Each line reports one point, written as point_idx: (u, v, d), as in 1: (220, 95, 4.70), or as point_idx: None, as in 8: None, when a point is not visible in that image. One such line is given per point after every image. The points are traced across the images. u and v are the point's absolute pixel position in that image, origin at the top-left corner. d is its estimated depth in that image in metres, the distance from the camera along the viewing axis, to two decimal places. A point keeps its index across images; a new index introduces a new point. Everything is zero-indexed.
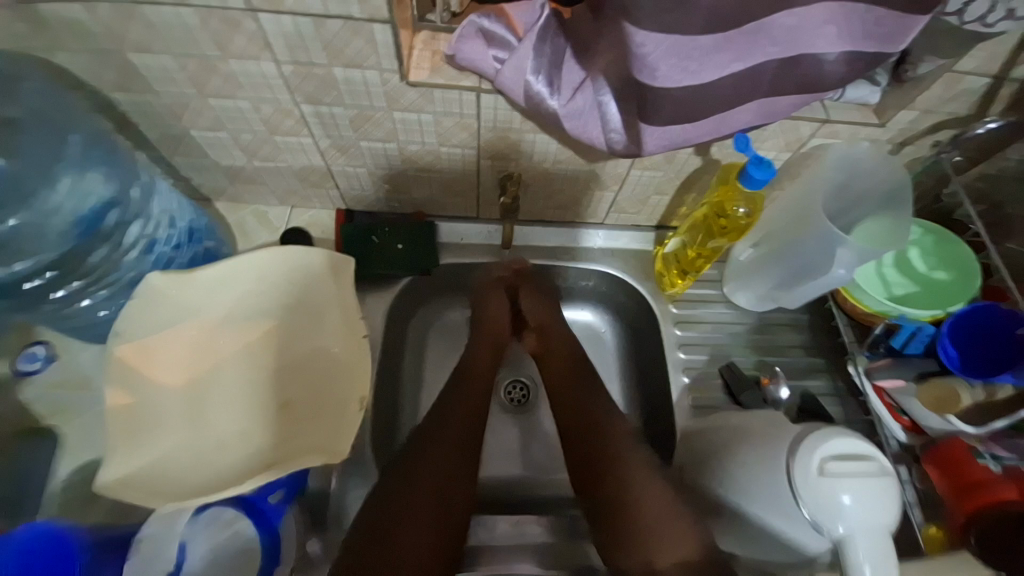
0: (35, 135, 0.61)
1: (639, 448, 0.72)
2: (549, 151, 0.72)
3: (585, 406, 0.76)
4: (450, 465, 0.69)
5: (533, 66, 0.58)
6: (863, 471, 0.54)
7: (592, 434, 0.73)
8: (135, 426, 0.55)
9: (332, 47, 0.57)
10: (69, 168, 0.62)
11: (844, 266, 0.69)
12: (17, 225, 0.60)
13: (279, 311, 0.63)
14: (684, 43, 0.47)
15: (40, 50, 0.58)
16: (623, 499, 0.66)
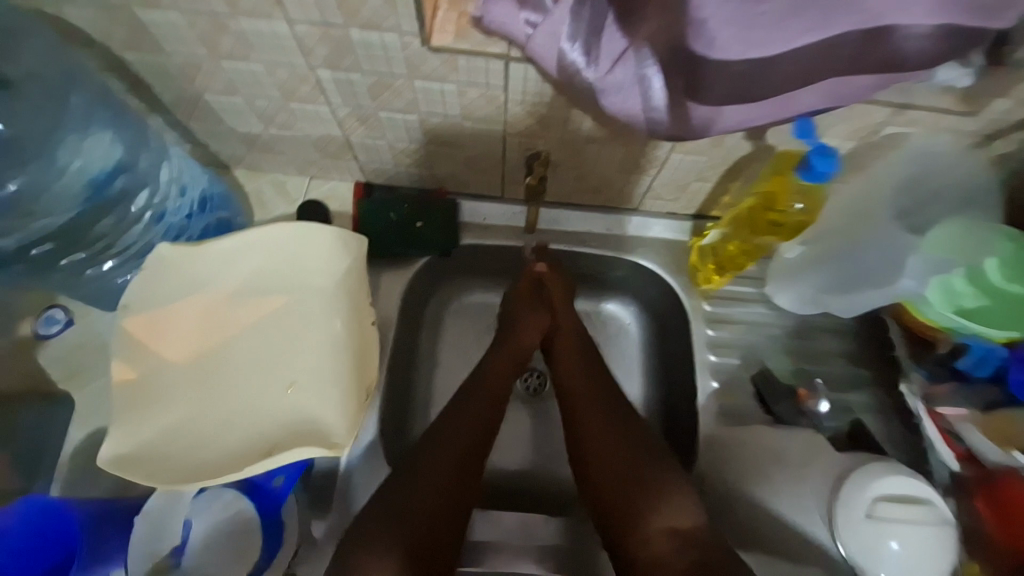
0: (36, 93, 0.58)
1: (650, 447, 0.68)
2: (582, 130, 0.66)
3: (594, 414, 0.72)
4: (460, 456, 0.68)
5: (570, 32, 0.51)
6: (915, 517, 0.52)
7: (605, 438, 0.70)
8: (142, 401, 0.55)
9: (347, 5, 0.51)
10: (72, 129, 0.61)
11: (913, 275, 0.64)
12: (18, 189, 0.59)
13: (288, 290, 0.61)
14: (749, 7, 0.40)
15: (48, 4, 0.55)
16: (628, 508, 0.63)
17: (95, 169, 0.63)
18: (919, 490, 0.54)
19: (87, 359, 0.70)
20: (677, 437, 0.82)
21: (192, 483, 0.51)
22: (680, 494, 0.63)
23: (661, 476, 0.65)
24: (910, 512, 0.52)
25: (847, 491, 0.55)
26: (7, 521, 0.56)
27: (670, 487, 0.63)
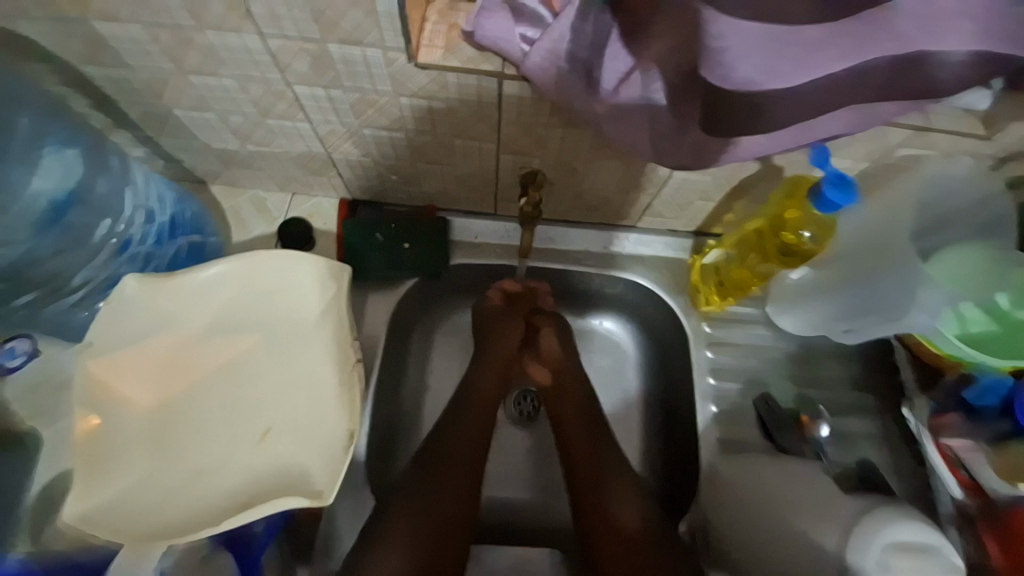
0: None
1: (614, 457, 0.72)
2: (579, 149, 0.62)
3: (589, 435, 0.74)
4: (461, 487, 0.67)
5: (569, 48, 0.47)
6: (926, 567, 0.49)
7: (606, 464, 0.71)
8: (104, 452, 0.50)
9: (324, 19, 0.47)
10: (16, 158, 0.57)
11: (927, 312, 0.59)
12: None
13: (268, 326, 0.56)
14: (781, 34, 0.36)
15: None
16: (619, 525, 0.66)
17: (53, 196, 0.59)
18: (923, 535, 0.51)
19: (52, 393, 0.65)
20: (675, 462, 0.79)
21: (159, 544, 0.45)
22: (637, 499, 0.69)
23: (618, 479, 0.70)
24: (920, 561, 0.49)
25: (854, 539, 0.53)
26: None
27: (625, 489, 0.69)
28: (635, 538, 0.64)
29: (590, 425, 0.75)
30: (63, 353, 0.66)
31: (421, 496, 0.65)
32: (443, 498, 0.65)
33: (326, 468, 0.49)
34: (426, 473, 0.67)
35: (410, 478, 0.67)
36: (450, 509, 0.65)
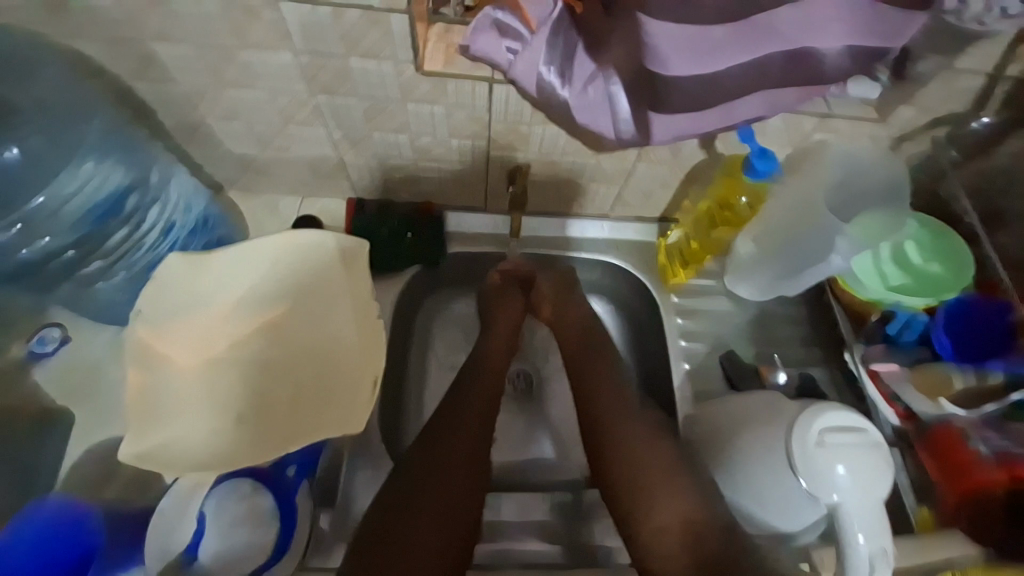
0: (60, 115, 0.63)
1: (680, 471, 0.67)
2: (556, 143, 0.74)
3: (637, 442, 0.70)
4: (472, 449, 0.71)
5: (546, 57, 0.58)
6: (856, 442, 0.57)
7: (624, 423, 0.73)
8: (152, 406, 0.57)
9: (349, 38, 0.58)
10: (87, 153, 0.66)
11: (841, 254, 0.74)
12: (43, 201, 0.65)
13: (292, 296, 0.63)
14: (695, 34, 0.52)
15: (60, 36, 0.58)
16: (633, 464, 0.69)
17: (94, 198, 0.67)
18: (853, 418, 0.59)
19: (88, 375, 0.72)
20: None
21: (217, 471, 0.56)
22: (705, 522, 0.62)
23: (678, 499, 0.64)
24: (849, 437, 0.57)
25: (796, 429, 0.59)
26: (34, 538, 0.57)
27: (692, 513, 0.63)
28: (666, 470, 0.67)
29: (627, 422, 0.73)
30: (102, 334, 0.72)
31: (433, 480, 0.66)
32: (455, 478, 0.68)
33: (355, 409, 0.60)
34: (429, 461, 0.68)
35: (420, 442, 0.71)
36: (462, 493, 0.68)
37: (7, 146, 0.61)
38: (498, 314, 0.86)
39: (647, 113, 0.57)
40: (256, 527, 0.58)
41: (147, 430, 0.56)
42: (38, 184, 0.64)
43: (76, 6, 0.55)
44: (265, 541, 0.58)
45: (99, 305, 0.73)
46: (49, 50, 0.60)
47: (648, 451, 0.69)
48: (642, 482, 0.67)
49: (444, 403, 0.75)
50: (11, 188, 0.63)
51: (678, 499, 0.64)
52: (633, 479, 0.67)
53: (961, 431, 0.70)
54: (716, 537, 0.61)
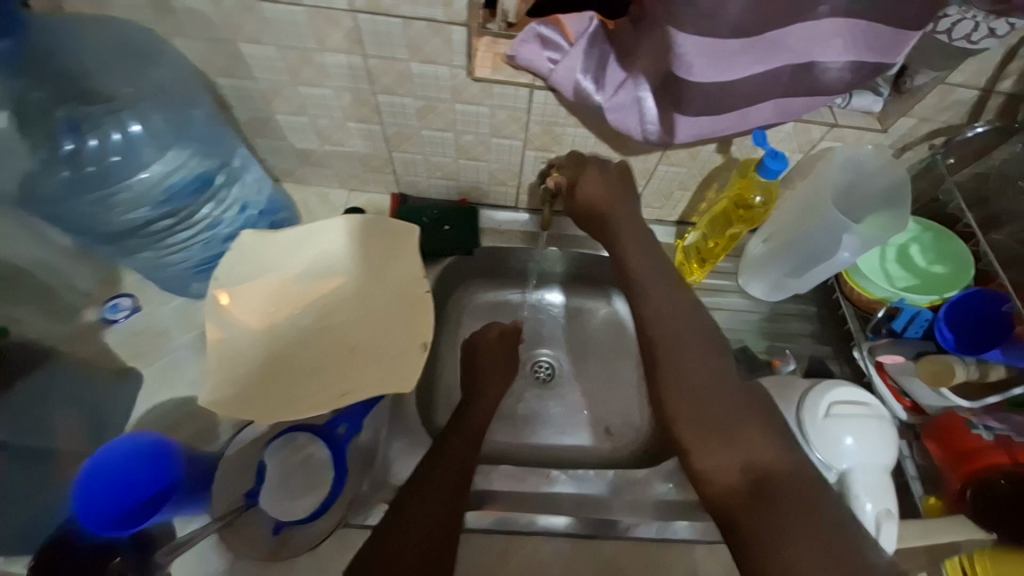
0: (167, 106, 0.69)
1: (757, 415, 0.60)
2: (587, 144, 0.82)
3: (709, 376, 0.63)
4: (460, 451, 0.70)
5: (584, 65, 0.67)
6: (859, 413, 0.64)
7: (676, 348, 0.65)
8: (227, 360, 0.66)
9: (414, 44, 0.67)
10: (187, 139, 0.72)
11: (849, 249, 0.78)
12: (148, 177, 0.70)
13: (349, 270, 0.71)
14: (716, 44, 0.56)
15: (161, 33, 0.66)
16: (688, 391, 0.62)
17: (177, 177, 0.71)
18: (860, 395, 0.67)
19: (155, 339, 0.79)
20: None
21: (279, 417, 0.63)
22: (783, 472, 0.55)
23: (749, 442, 0.57)
24: (854, 409, 0.65)
25: (807, 403, 0.66)
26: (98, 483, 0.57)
27: (764, 458, 0.56)
28: (725, 391, 0.62)
29: (702, 355, 0.65)
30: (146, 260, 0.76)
31: (425, 477, 0.65)
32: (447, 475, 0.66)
33: (405, 367, 0.66)
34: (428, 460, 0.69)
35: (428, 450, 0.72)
36: (449, 492, 0.64)
37: (131, 122, 0.67)
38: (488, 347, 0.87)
39: (674, 116, 0.64)
40: (313, 474, 0.66)
41: (223, 379, 0.64)
42: (145, 160, 0.69)
43: (183, 12, 0.63)
44: (322, 483, 0.66)
45: (171, 276, 0.80)
46: (132, 45, 0.66)
47: (706, 374, 0.63)
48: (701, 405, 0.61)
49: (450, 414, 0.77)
50: (119, 169, 0.68)
51: (752, 442, 0.57)
52: (693, 401, 0.61)
53: (965, 417, 0.74)
54: (796, 483, 0.54)
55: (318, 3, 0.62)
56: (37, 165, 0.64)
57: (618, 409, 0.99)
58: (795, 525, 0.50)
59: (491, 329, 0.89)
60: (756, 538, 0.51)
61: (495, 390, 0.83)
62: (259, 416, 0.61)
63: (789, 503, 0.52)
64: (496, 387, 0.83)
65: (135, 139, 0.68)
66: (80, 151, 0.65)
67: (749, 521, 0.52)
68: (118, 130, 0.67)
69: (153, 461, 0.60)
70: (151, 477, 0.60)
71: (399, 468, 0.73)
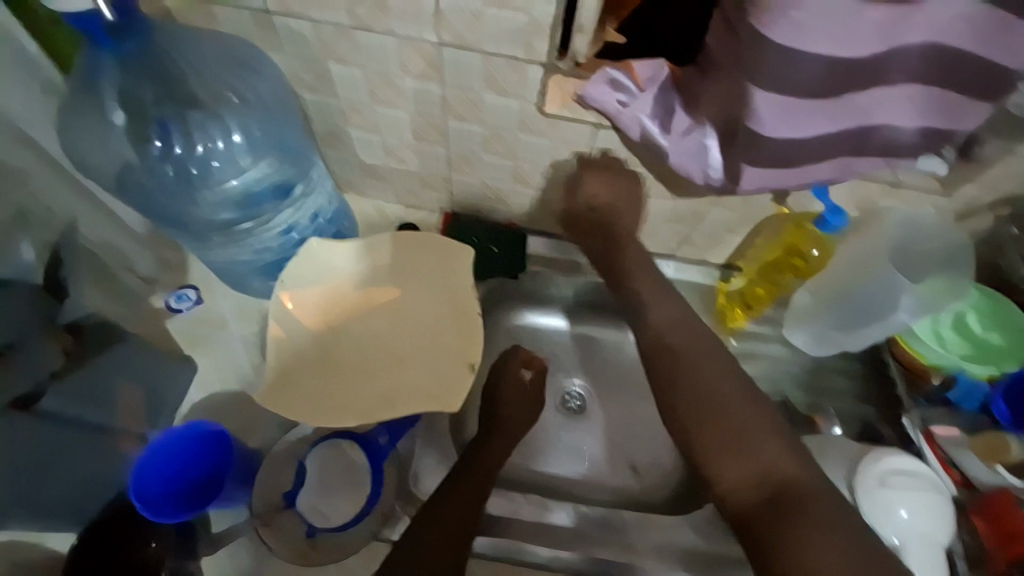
0: (260, 119, 0.73)
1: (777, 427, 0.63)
2: (643, 183, 0.83)
3: (724, 395, 0.65)
4: (477, 479, 0.71)
5: (653, 111, 0.70)
6: (912, 485, 0.66)
7: (688, 356, 0.68)
8: (286, 361, 0.68)
9: (491, 76, 0.70)
10: (274, 149, 0.75)
11: (906, 311, 0.79)
12: (237, 183, 0.74)
13: (408, 284, 0.73)
14: (790, 101, 0.56)
15: (264, 48, 0.68)
16: (704, 408, 0.65)
17: (260, 183, 0.75)
18: (908, 463, 0.69)
19: (211, 329, 0.84)
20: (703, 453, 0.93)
21: (335, 421, 0.64)
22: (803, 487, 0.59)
23: (767, 459, 0.61)
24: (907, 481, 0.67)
25: (862, 472, 0.68)
26: (150, 465, 0.61)
27: (781, 472, 0.60)
28: (738, 401, 0.64)
29: (714, 361, 0.68)
30: (217, 257, 0.80)
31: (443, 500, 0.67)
32: (447, 535, 0.63)
33: (453, 387, 0.67)
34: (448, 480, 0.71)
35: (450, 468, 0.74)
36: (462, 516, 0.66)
37: (233, 132, 0.72)
38: (508, 380, 0.84)
39: (741, 166, 0.64)
40: (348, 475, 0.70)
41: (283, 380, 0.67)
42: (236, 166, 0.73)
43: (285, 31, 0.66)
44: (362, 491, 0.69)
45: (233, 273, 0.83)
46: (231, 57, 0.69)
47: (721, 387, 0.65)
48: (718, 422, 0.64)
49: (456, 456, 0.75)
50: (212, 173, 0.72)
51: (772, 458, 0.61)
52: (712, 425, 0.64)
53: (1016, 496, 0.72)
54: (815, 500, 0.58)
55: (410, 35, 0.66)
56: (138, 159, 0.69)
57: (647, 449, 0.97)
58: (818, 541, 0.54)
59: (509, 362, 0.84)
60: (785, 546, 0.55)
61: (519, 420, 0.82)
62: (315, 418, 0.63)
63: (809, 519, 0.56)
64: (519, 422, 0.81)
65: (232, 147, 0.72)
66: (182, 153, 0.70)
67: (773, 538, 0.56)
68: (221, 138, 0.72)
69: (202, 448, 0.64)
70: (194, 462, 0.64)
71: (427, 481, 0.73)
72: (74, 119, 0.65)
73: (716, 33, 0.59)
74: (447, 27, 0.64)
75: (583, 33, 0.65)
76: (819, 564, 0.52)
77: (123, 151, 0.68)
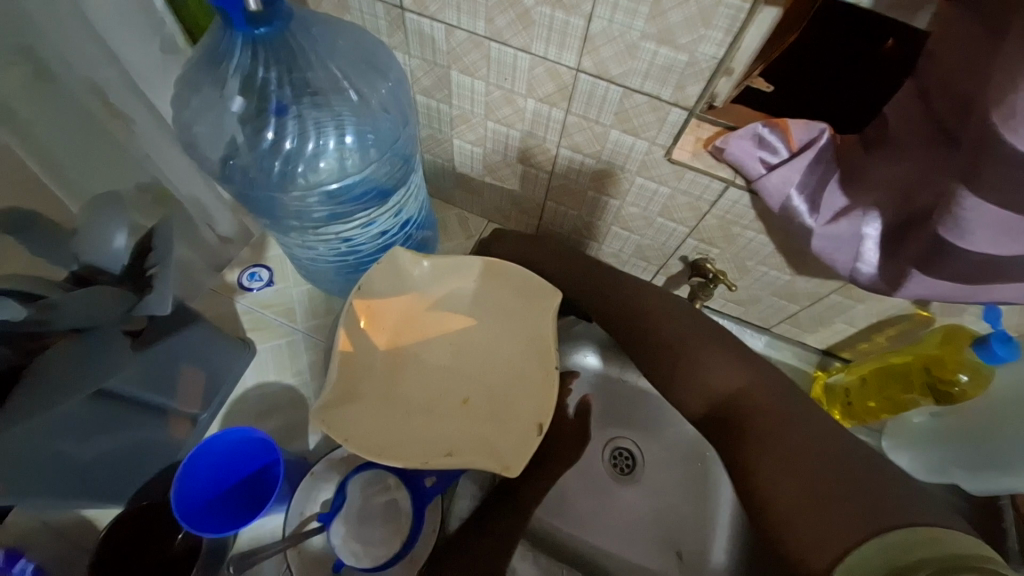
0: (373, 120, 0.68)
1: (719, 346, 0.65)
2: (760, 252, 0.74)
3: (669, 320, 0.68)
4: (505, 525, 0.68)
5: (800, 182, 0.58)
6: None
7: (635, 298, 0.70)
8: (351, 377, 0.64)
9: (624, 113, 0.63)
10: (380, 153, 0.69)
11: None
12: (335, 185, 0.68)
13: (487, 317, 0.68)
14: (1013, 221, 0.45)
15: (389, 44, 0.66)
16: (657, 344, 0.67)
17: (359, 186, 0.69)
18: None
19: (275, 317, 0.84)
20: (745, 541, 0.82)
21: (385, 457, 0.59)
22: (767, 400, 0.60)
23: (717, 381, 0.63)
24: None
25: None
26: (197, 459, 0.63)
27: (735, 392, 0.62)
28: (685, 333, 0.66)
29: (660, 302, 0.69)
30: (300, 250, 0.77)
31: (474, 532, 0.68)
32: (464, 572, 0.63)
33: (516, 449, 0.60)
34: (482, 515, 0.71)
35: (486, 501, 0.74)
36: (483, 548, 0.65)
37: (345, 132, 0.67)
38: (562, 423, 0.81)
39: (909, 271, 0.55)
40: (391, 514, 0.69)
41: (343, 401, 0.62)
42: (340, 165, 0.68)
43: (415, 31, 0.63)
44: (393, 535, 0.68)
45: (311, 267, 0.80)
46: (359, 49, 0.65)
47: (664, 322, 0.68)
48: (674, 360, 0.65)
49: (492, 492, 0.75)
50: (314, 169, 0.67)
51: (722, 378, 0.63)
52: (666, 351, 0.66)
53: None
54: (774, 408, 0.59)
55: (546, 55, 0.59)
56: (243, 140, 0.65)
57: (696, 534, 0.85)
58: (768, 446, 0.56)
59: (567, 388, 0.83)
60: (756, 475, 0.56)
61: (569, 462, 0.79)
62: (364, 452, 0.58)
63: (763, 425, 0.58)
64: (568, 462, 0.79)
65: (341, 148, 0.68)
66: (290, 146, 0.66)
67: (733, 452, 0.59)
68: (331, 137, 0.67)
69: (251, 453, 0.67)
70: (242, 464, 0.67)
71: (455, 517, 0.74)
72: (194, 91, 0.62)
73: (907, 108, 0.51)
74: (593, 55, 0.57)
75: (729, 76, 0.58)
76: (767, 465, 0.55)
77: (234, 132, 0.64)
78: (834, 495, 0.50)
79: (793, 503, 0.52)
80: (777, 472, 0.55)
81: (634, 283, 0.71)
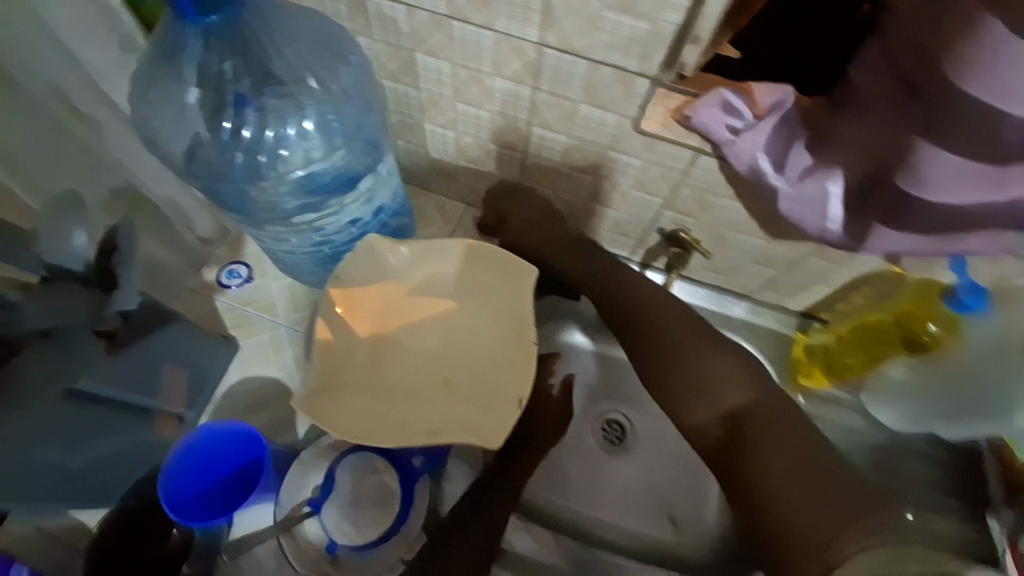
0: (339, 107, 0.67)
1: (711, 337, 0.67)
2: (735, 220, 0.75)
3: (656, 308, 0.70)
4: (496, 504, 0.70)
5: (766, 145, 0.58)
6: None
7: (622, 288, 0.72)
8: (334, 369, 0.65)
9: (591, 87, 0.63)
10: (348, 141, 0.69)
11: None
12: (302, 174, 0.68)
13: (467, 300, 0.69)
14: (968, 168, 0.47)
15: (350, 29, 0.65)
16: (644, 333, 0.69)
17: (328, 175, 0.69)
18: None
19: (257, 312, 0.84)
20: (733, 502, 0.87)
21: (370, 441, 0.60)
22: (761, 393, 0.63)
23: (704, 368, 0.65)
24: None
25: None
26: (184, 456, 0.64)
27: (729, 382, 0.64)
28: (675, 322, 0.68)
29: (649, 293, 0.71)
30: (279, 245, 0.76)
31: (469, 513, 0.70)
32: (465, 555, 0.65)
33: (498, 425, 0.60)
34: (473, 493, 0.72)
35: (478, 478, 0.74)
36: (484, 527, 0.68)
37: (309, 119, 0.66)
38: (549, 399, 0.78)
39: (876, 227, 0.55)
40: (381, 496, 0.72)
41: (328, 393, 0.63)
42: (307, 155, 0.67)
43: (374, 13, 0.62)
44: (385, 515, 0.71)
45: (290, 261, 0.80)
46: (316, 33, 0.64)
47: (653, 310, 0.70)
48: (660, 345, 0.67)
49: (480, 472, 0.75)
50: (279, 160, 0.66)
51: (717, 368, 0.64)
52: (650, 334, 0.68)
53: None
54: (768, 402, 0.63)
55: (509, 32, 0.59)
56: (206, 134, 0.64)
57: (688, 499, 0.88)
58: (770, 439, 0.59)
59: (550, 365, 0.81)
60: (752, 466, 0.59)
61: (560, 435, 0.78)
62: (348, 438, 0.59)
63: (759, 419, 0.61)
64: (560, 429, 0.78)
65: (304, 135, 0.66)
66: (252, 138, 0.65)
67: (731, 445, 0.61)
68: (294, 125, 0.66)
69: (238, 449, 0.67)
70: (227, 462, 0.67)
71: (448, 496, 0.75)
72: (151, 85, 0.61)
73: (874, 69, 0.53)
74: (555, 29, 0.57)
75: (696, 44, 0.56)
76: (767, 457, 0.58)
77: (195, 126, 0.63)
78: (827, 490, 0.55)
79: (792, 498, 0.55)
80: (775, 464, 0.58)
81: (622, 273, 0.73)
